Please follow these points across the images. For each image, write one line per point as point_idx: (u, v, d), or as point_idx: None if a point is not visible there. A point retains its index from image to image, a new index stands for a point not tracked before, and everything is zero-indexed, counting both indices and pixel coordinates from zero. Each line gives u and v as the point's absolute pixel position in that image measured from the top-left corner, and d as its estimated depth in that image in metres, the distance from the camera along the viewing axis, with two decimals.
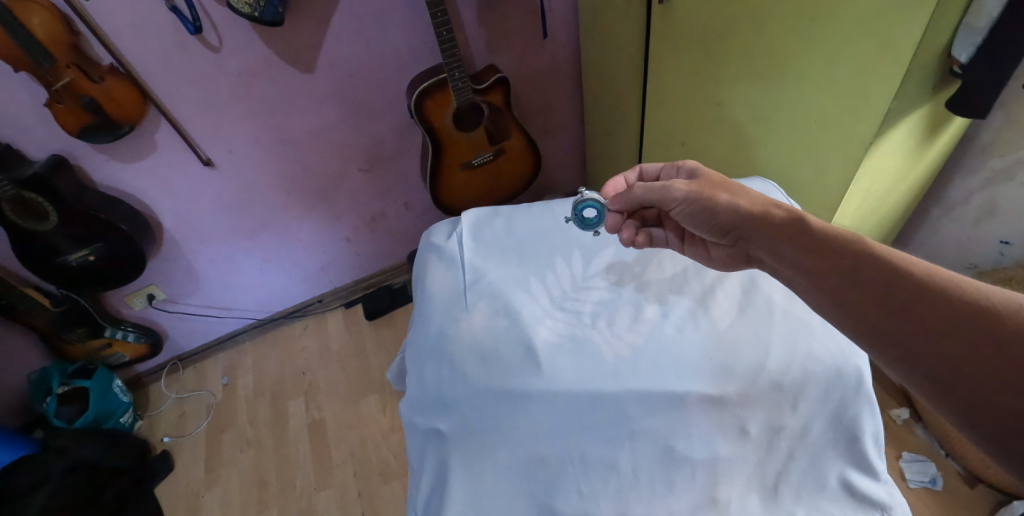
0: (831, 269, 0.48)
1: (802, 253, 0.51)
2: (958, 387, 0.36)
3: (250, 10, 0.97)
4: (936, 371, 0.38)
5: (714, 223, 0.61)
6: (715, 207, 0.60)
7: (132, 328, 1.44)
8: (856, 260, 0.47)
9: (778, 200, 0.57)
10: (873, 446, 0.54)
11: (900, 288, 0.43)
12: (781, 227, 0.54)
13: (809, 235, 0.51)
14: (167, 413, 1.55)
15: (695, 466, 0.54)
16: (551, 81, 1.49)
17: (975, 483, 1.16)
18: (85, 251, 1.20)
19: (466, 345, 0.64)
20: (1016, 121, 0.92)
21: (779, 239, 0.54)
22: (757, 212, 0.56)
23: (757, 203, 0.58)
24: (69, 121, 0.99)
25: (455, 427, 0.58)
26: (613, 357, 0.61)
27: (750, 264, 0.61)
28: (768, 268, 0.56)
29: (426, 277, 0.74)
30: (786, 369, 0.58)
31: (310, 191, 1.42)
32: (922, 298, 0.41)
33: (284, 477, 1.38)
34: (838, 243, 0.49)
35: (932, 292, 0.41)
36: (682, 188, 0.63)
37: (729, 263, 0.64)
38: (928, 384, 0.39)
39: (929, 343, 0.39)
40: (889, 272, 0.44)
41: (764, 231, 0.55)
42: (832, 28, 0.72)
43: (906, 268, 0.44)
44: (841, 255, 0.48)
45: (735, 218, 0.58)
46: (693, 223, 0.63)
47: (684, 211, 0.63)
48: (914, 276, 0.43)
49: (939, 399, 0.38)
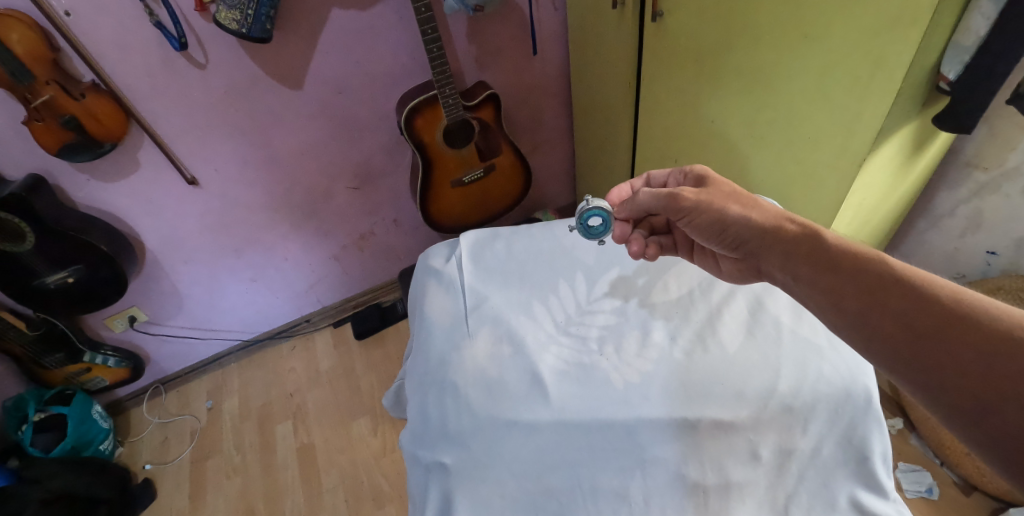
0: (849, 288, 0.46)
1: (818, 271, 0.49)
2: (986, 417, 0.35)
3: (237, 27, 0.95)
4: (962, 402, 0.36)
5: (722, 235, 0.59)
6: (726, 220, 0.58)
7: (112, 352, 1.39)
8: (872, 279, 0.45)
9: (790, 213, 0.55)
10: (883, 465, 0.53)
11: (924, 311, 0.41)
12: (794, 242, 0.52)
13: (823, 251, 0.49)
14: (149, 438, 1.49)
15: (708, 494, 0.53)
16: (541, 98, 1.50)
17: (970, 491, 1.17)
18: (64, 273, 1.15)
19: (469, 374, 0.63)
20: (999, 137, 0.94)
21: (791, 254, 0.52)
22: (770, 227, 0.55)
23: (769, 216, 0.56)
24: (48, 140, 0.96)
25: (460, 460, 0.56)
26: (623, 384, 0.60)
27: (760, 277, 0.60)
28: (778, 283, 0.55)
29: (425, 303, 0.73)
30: (797, 392, 0.57)
31: (297, 209, 1.39)
32: (948, 322, 0.39)
33: (271, 502, 1.33)
34: (856, 262, 0.47)
35: (960, 318, 0.39)
36: (692, 196, 0.61)
37: (739, 277, 0.63)
38: (953, 416, 0.37)
39: (960, 373, 0.37)
40: (910, 294, 0.42)
41: (776, 245, 0.54)
42: (823, 45, 0.73)
43: (929, 288, 0.42)
44: (860, 273, 0.46)
45: (744, 231, 0.57)
46: (700, 234, 0.62)
47: (692, 223, 0.62)
48: (939, 299, 0.41)
49: (959, 429, 0.36)
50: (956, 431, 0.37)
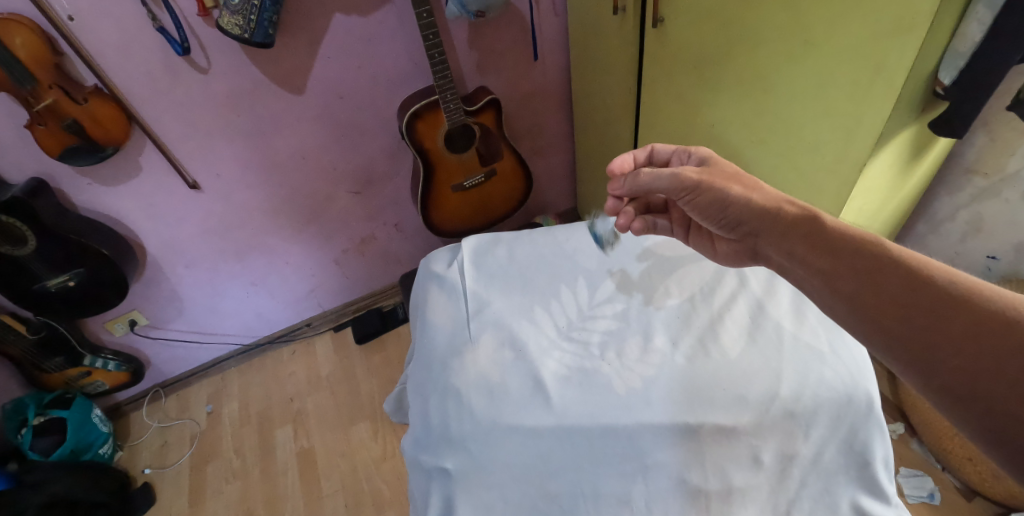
0: (845, 270, 0.45)
1: (814, 253, 0.48)
2: (979, 399, 0.34)
3: (240, 32, 0.96)
4: (953, 386, 0.35)
5: (722, 216, 0.60)
6: (726, 200, 0.58)
7: (112, 356, 1.40)
8: (868, 261, 0.44)
9: (791, 197, 0.55)
10: (885, 471, 0.54)
11: (918, 293, 0.40)
12: (793, 223, 0.52)
13: (822, 233, 0.49)
14: (148, 442, 1.49)
15: (709, 498, 0.53)
16: (542, 102, 1.50)
17: (972, 496, 1.16)
18: (64, 277, 1.15)
19: (471, 379, 0.63)
20: (998, 142, 0.94)
21: (789, 237, 0.51)
22: (769, 207, 0.55)
23: (770, 198, 0.56)
24: (51, 144, 0.96)
25: (461, 465, 0.56)
26: (624, 389, 0.60)
27: (756, 260, 0.60)
28: (775, 266, 0.54)
29: (427, 308, 0.73)
30: (799, 397, 0.57)
31: (299, 214, 1.39)
32: (941, 302, 0.38)
33: (271, 507, 1.33)
34: (854, 243, 0.46)
35: (954, 299, 0.38)
36: (694, 175, 0.61)
37: (733, 258, 0.64)
38: (945, 397, 0.36)
39: (953, 353, 0.36)
40: (906, 277, 0.41)
41: (773, 227, 0.53)
42: (822, 52, 0.74)
43: (928, 272, 0.41)
44: (856, 255, 0.45)
45: (744, 212, 0.57)
46: (700, 214, 0.63)
47: (693, 203, 0.62)
48: (934, 281, 0.40)
49: (950, 412, 0.36)
50: (948, 413, 0.36)
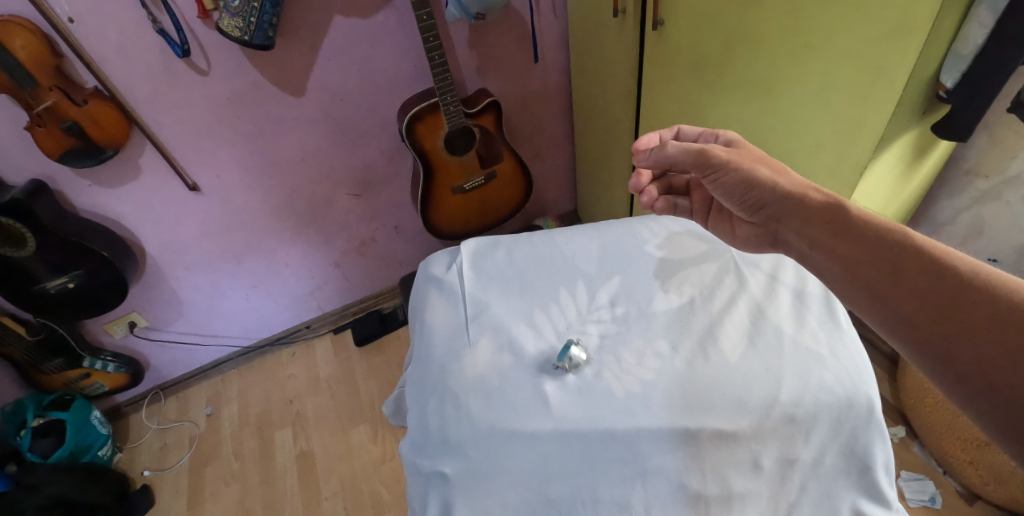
0: (867, 259, 0.44)
1: (835, 242, 0.47)
2: (996, 391, 0.33)
3: (240, 34, 0.96)
4: (971, 376, 0.35)
5: (747, 196, 0.58)
6: (754, 181, 0.57)
7: (111, 358, 1.39)
8: (891, 252, 0.43)
9: (818, 185, 0.54)
10: (884, 476, 0.54)
11: (942, 284, 0.39)
12: (817, 210, 0.51)
13: (846, 221, 0.48)
14: (148, 444, 1.49)
15: (709, 502, 0.53)
16: (542, 104, 1.50)
17: (973, 500, 1.16)
18: (63, 279, 1.15)
19: (469, 383, 0.62)
20: (999, 144, 0.94)
21: (813, 224, 0.50)
22: (795, 193, 0.54)
23: (798, 184, 0.55)
24: (50, 146, 0.96)
25: (460, 471, 0.56)
26: (624, 394, 0.59)
27: (776, 245, 0.58)
28: (795, 252, 0.53)
29: (427, 312, 0.73)
30: (799, 402, 0.56)
31: (298, 216, 1.39)
32: (963, 293, 0.38)
33: (270, 510, 1.33)
34: (875, 232, 0.46)
35: (975, 290, 0.37)
36: (722, 153, 0.60)
37: (752, 242, 0.65)
38: (959, 386, 0.35)
39: (970, 343, 0.35)
40: (930, 267, 0.41)
41: (798, 214, 0.53)
42: (823, 54, 0.73)
43: (952, 264, 0.40)
44: (878, 245, 0.44)
45: (770, 195, 0.56)
46: (725, 194, 0.61)
47: (718, 181, 0.61)
48: (955, 272, 0.39)
49: (966, 404, 0.35)
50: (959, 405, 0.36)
